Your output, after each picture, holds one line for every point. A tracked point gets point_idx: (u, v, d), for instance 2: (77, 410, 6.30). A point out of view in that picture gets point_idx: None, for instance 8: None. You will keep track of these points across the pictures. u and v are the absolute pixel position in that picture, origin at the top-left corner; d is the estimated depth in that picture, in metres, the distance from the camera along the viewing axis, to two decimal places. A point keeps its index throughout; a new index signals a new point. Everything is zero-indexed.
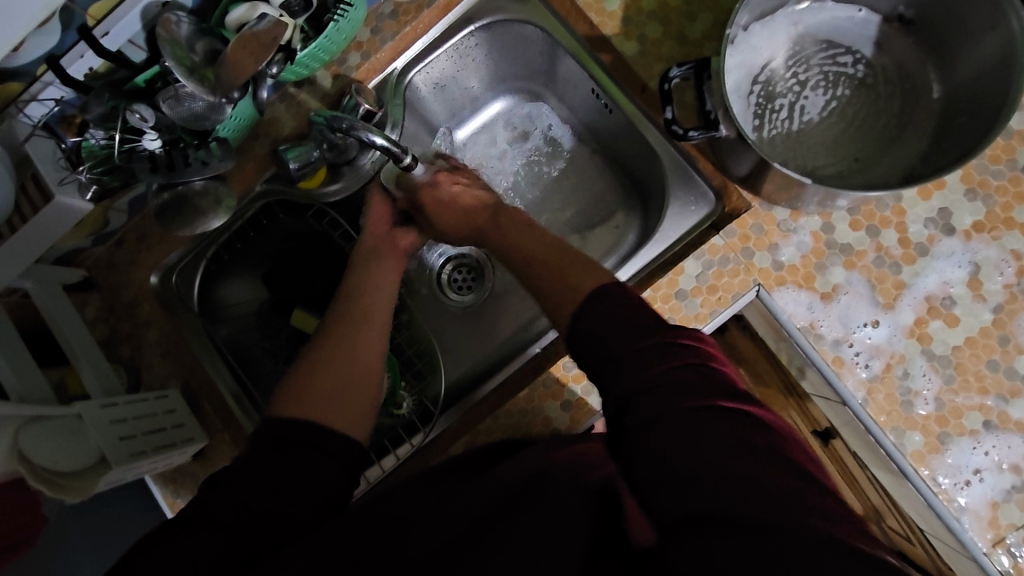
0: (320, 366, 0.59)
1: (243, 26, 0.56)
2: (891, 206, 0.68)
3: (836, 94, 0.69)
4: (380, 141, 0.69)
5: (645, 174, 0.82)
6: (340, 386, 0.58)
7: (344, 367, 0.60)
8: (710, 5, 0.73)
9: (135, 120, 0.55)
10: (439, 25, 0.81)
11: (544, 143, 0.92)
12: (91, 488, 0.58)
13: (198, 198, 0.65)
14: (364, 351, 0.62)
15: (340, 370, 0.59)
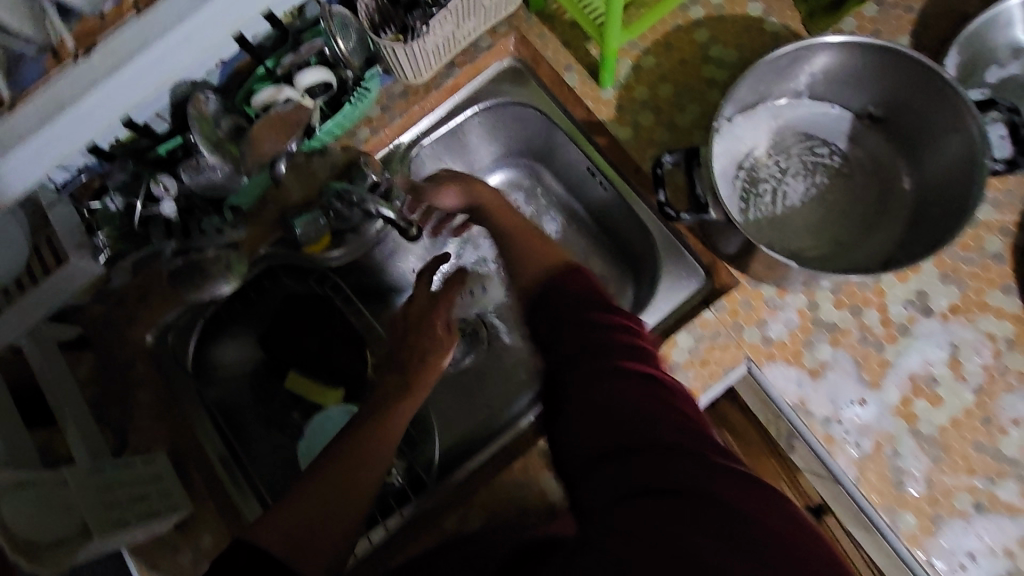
0: (328, 478, 0.56)
1: (268, 106, 0.61)
2: (872, 287, 0.71)
3: (815, 181, 0.74)
4: (388, 212, 0.75)
5: (638, 247, 0.86)
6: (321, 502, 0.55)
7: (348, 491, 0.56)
8: (696, 97, 0.79)
9: (159, 190, 0.58)
10: (445, 105, 0.86)
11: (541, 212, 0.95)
12: (71, 559, 0.54)
13: (209, 265, 0.63)
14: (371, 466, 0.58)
15: (342, 489, 0.56)
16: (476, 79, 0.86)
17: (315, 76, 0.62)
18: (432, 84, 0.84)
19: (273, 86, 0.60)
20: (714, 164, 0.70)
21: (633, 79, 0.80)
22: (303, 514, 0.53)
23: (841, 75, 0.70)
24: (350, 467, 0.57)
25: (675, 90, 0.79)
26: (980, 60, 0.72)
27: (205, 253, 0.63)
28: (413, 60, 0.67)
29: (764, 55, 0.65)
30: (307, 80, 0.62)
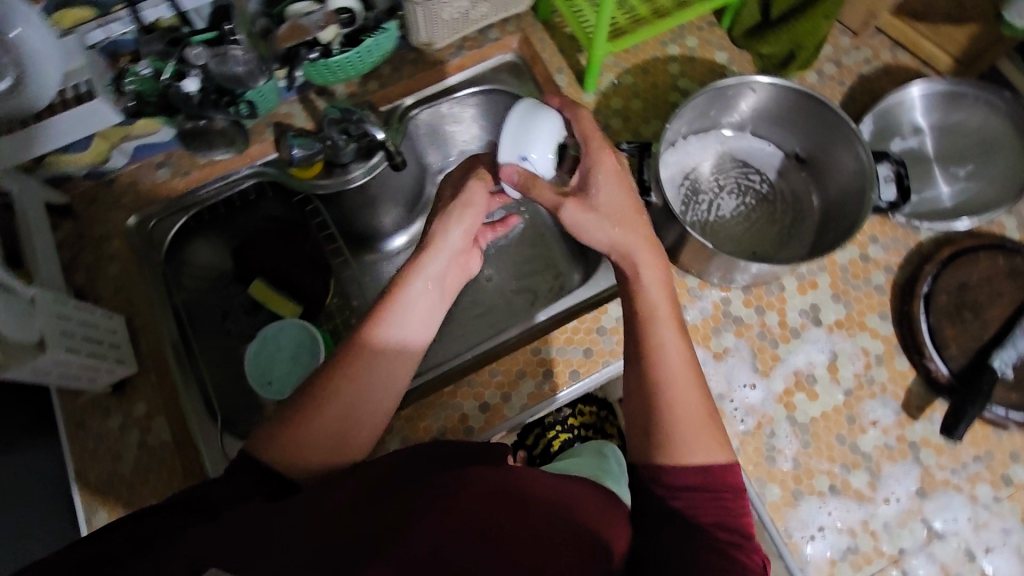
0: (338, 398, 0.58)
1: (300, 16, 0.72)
2: (776, 294, 0.83)
3: (744, 201, 0.87)
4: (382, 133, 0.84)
5: None
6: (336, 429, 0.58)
7: (349, 420, 0.58)
8: (661, 115, 0.93)
9: (191, 55, 0.68)
10: (448, 81, 0.97)
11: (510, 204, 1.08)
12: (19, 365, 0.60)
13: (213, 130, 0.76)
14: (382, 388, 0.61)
15: (349, 422, 0.58)
16: (479, 65, 0.98)
17: (342, 2, 0.75)
18: (441, 58, 0.96)
19: (312, 2, 0.74)
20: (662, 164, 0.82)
21: (611, 91, 0.94)
22: (318, 436, 0.56)
23: (775, 116, 0.85)
24: (350, 404, 0.58)
25: (645, 106, 0.93)
26: (886, 130, 0.88)
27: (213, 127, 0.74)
28: (429, 19, 0.80)
29: (714, 82, 0.79)
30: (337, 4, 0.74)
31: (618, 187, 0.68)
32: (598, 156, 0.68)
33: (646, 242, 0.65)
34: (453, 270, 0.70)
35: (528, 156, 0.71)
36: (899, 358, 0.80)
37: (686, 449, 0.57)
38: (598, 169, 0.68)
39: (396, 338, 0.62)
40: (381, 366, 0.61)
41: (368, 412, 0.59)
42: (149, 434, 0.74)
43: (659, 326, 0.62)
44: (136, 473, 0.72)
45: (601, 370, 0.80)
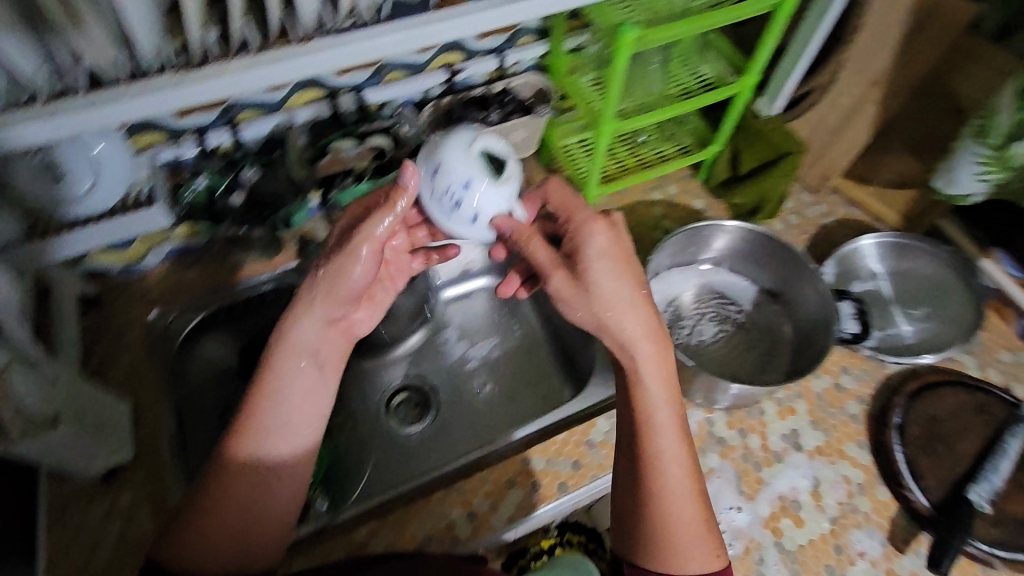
0: (212, 539, 0.57)
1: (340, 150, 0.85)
2: (757, 417, 0.87)
3: (724, 328, 0.95)
4: None
5: (580, 353, 1.04)
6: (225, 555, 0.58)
7: (249, 527, 0.59)
8: (646, 249, 1.04)
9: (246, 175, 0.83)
10: None
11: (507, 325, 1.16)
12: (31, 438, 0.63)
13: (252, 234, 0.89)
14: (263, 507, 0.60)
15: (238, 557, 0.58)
16: None
17: (378, 142, 0.89)
18: None
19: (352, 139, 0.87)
20: None
21: None
22: (213, 556, 0.57)
23: (748, 256, 0.96)
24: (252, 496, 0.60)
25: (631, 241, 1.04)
26: (848, 273, 0.98)
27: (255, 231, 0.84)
28: None
29: (690, 224, 0.91)
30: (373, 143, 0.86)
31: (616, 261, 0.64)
32: (586, 230, 0.65)
33: (646, 338, 0.63)
34: (338, 340, 0.66)
35: (483, 213, 0.65)
36: (880, 487, 0.82)
37: (679, 561, 0.61)
38: (587, 246, 0.65)
39: (266, 442, 0.61)
40: (255, 483, 0.60)
41: (271, 503, 0.60)
42: (132, 523, 0.75)
43: (663, 435, 0.63)
44: (111, 562, 0.72)
45: (589, 483, 0.81)
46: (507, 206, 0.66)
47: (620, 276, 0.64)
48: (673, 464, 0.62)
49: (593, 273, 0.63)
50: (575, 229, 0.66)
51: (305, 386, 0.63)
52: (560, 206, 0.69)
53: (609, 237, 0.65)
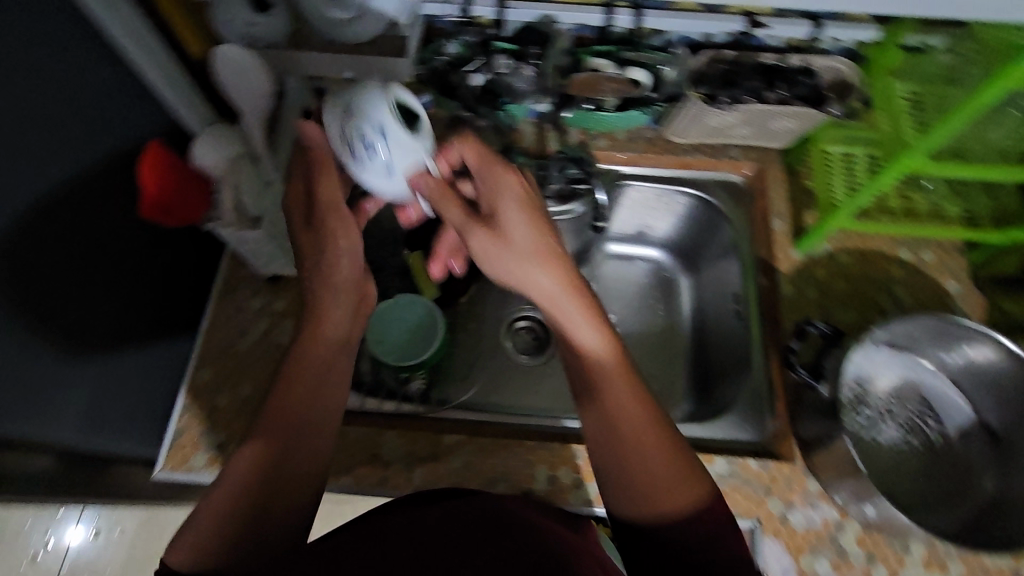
0: (258, 453, 0.57)
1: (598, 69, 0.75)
2: (897, 550, 0.73)
3: (907, 438, 0.80)
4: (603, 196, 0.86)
5: (723, 378, 0.95)
6: (272, 485, 0.56)
7: (295, 439, 0.59)
8: (861, 307, 0.87)
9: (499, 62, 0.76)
10: (668, 172, 0.99)
11: (658, 309, 1.09)
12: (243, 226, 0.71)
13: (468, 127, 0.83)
14: (308, 410, 0.61)
15: (283, 470, 0.57)
16: (705, 172, 0.98)
17: (637, 75, 0.76)
18: (674, 151, 0.97)
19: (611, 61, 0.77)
20: (849, 361, 0.76)
21: (823, 261, 0.89)
22: (249, 471, 0.56)
23: (989, 380, 0.76)
24: (303, 390, 0.61)
25: (847, 293, 0.87)
26: None
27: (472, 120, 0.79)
28: (694, 117, 0.81)
29: (946, 314, 0.73)
30: (635, 75, 0.76)
31: (515, 200, 0.62)
32: (497, 179, 0.63)
33: (566, 289, 0.60)
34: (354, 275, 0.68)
35: (398, 166, 0.61)
36: None
37: None
38: (501, 192, 0.62)
39: (321, 347, 0.64)
40: (310, 380, 0.62)
41: (319, 401, 0.62)
42: (272, 332, 0.89)
43: (692, 478, 0.56)
44: (248, 353, 0.87)
45: None
46: (422, 159, 0.62)
47: (542, 249, 0.61)
48: (705, 498, 0.56)
49: (505, 219, 0.61)
50: (488, 182, 0.63)
51: (343, 304, 0.66)
52: (482, 167, 0.64)
53: (481, 153, 0.64)
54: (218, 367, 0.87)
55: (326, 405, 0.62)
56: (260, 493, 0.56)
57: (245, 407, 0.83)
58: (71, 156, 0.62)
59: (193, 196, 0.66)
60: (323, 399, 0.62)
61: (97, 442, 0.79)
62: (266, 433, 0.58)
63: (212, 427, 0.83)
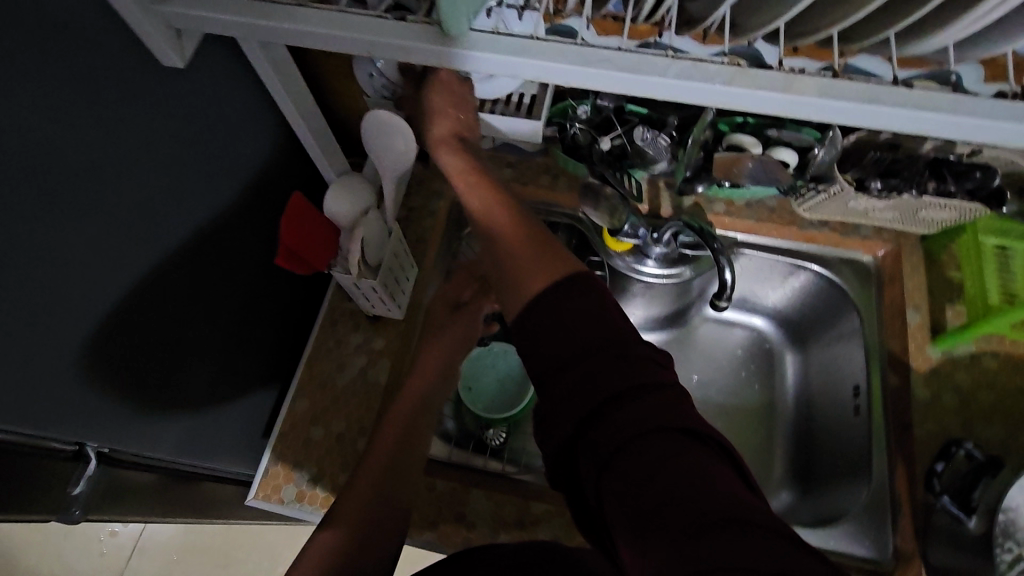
0: (358, 490, 0.63)
1: (742, 147, 0.72)
2: None
3: None
4: (727, 276, 0.78)
5: (832, 474, 0.87)
6: (364, 520, 0.61)
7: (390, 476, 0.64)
8: (1008, 422, 0.77)
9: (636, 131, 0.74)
10: (790, 244, 0.93)
11: (754, 382, 1.02)
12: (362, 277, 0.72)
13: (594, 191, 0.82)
14: (404, 454, 0.66)
15: (374, 503, 0.63)
16: (830, 248, 0.91)
17: (786, 155, 0.72)
18: (798, 222, 0.91)
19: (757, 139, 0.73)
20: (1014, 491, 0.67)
21: (965, 363, 0.80)
22: (355, 505, 0.62)
23: None
24: (402, 437, 0.67)
25: (992, 404, 0.78)
26: None
27: (604, 192, 0.81)
28: (832, 200, 0.77)
29: None
30: (782, 155, 0.72)
31: (440, 89, 0.64)
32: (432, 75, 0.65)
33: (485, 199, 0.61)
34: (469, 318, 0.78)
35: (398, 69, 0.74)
36: None
37: None
38: (464, 129, 0.66)
39: (421, 398, 0.71)
40: (404, 425, 0.68)
41: (416, 449, 0.68)
42: (369, 371, 0.88)
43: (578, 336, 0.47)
44: (343, 388, 0.87)
45: None
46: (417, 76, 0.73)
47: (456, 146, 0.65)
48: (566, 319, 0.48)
49: (444, 129, 0.64)
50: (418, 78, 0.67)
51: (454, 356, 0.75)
52: (453, 97, 0.65)
53: (450, 89, 0.64)
54: (313, 395, 0.87)
55: (412, 455, 0.67)
56: (357, 527, 0.61)
57: (334, 449, 0.83)
58: (215, 202, 0.66)
59: (320, 244, 0.70)
60: (414, 446, 0.67)
61: (196, 463, 0.81)
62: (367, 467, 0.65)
63: (301, 462, 0.83)
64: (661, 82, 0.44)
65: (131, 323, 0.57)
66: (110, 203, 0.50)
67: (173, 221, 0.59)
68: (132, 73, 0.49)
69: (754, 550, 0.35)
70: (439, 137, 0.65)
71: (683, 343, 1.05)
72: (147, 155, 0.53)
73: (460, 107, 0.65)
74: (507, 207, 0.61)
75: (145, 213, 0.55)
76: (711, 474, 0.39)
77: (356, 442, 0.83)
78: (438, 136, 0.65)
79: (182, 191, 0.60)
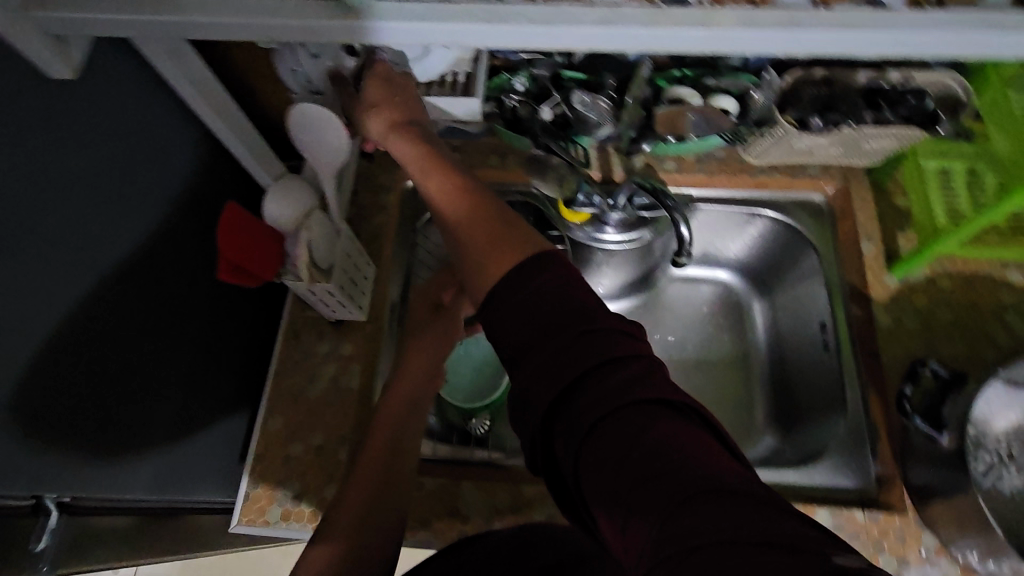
0: (353, 498, 0.62)
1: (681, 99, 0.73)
2: None
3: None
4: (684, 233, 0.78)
5: (810, 411, 0.88)
6: (364, 524, 0.60)
7: (387, 484, 0.63)
8: (967, 337, 0.80)
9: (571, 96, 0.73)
10: (744, 193, 0.93)
11: (727, 334, 1.03)
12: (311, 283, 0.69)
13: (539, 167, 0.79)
14: (400, 458, 0.66)
15: (371, 508, 0.61)
16: (783, 192, 0.92)
17: (726, 103, 0.73)
18: (749, 171, 0.91)
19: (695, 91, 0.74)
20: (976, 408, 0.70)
21: (920, 286, 0.82)
22: (352, 511, 0.61)
23: None
24: (398, 442, 0.66)
25: (951, 322, 0.81)
26: None
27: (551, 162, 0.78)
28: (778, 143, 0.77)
29: None
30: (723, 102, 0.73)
31: (375, 81, 0.62)
32: (375, 66, 0.62)
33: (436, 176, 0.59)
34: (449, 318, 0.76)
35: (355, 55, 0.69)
36: None
37: None
38: (412, 115, 0.62)
39: (414, 398, 0.70)
40: (401, 427, 0.67)
41: (408, 449, 0.67)
42: (341, 377, 0.84)
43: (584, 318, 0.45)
44: (317, 400, 0.83)
45: None
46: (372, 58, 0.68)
47: (406, 128, 0.61)
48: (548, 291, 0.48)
49: (387, 113, 0.61)
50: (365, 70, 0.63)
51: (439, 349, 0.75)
52: (389, 85, 0.62)
53: (385, 76, 0.62)
54: (286, 411, 0.83)
55: (403, 469, 0.65)
56: (356, 534, 0.59)
57: (317, 465, 0.79)
58: (141, 222, 0.62)
59: (265, 251, 0.65)
60: (408, 439, 0.67)
61: (168, 498, 0.78)
62: (363, 473, 0.64)
63: (283, 479, 0.79)
64: (582, 33, 0.43)
65: (64, 360, 0.53)
66: (17, 234, 0.47)
67: (99, 247, 0.56)
68: (18, 90, 0.45)
69: (743, 516, 0.33)
70: (383, 118, 0.61)
71: (654, 306, 1.05)
72: (60, 183, 0.50)
73: (402, 94, 0.63)
74: (466, 191, 0.58)
75: (60, 241, 0.51)
76: (699, 445, 0.39)
77: (338, 453, 0.79)
78: (381, 122, 0.61)
79: (106, 216, 0.57)
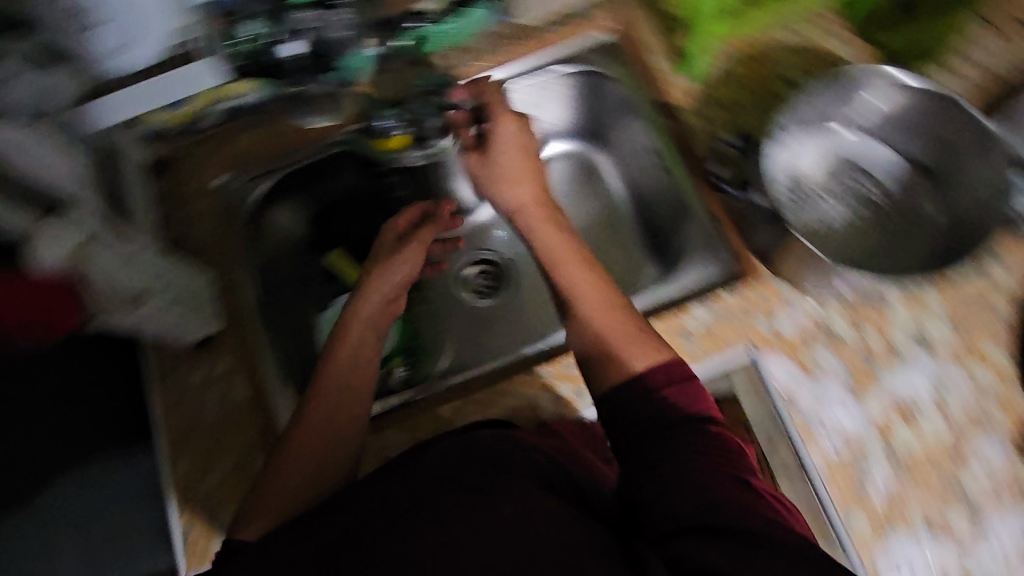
0: (298, 457, 0.63)
1: None
2: (879, 308, 0.77)
3: (852, 207, 0.83)
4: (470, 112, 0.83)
5: (671, 229, 0.93)
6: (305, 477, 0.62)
7: (326, 438, 0.64)
8: (764, 105, 0.86)
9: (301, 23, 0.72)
10: (539, 55, 0.92)
11: (586, 195, 1.05)
12: None
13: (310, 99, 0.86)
14: (340, 415, 0.66)
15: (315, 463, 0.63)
16: (572, 40, 0.92)
17: None
18: (531, 34, 0.92)
19: None
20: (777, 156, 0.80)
21: (711, 77, 0.87)
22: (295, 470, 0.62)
23: (901, 121, 0.79)
24: (340, 398, 0.66)
25: (747, 97, 0.86)
26: None
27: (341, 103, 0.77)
28: None
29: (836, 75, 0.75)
30: None
31: (511, 146, 0.77)
32: (499, 122, 0.78)
33: (514, 178, 0.75)
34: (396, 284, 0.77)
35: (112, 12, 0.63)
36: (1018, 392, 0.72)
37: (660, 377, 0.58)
38: (498, 133, 0.78)
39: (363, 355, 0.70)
40: (342, 384, 0.67)
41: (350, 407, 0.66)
42: (229, 393, 0.76)
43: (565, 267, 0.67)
44: (216, 427, 0.75)
45: None
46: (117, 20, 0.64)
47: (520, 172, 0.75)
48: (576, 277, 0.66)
49: (495, 151, 0.77)
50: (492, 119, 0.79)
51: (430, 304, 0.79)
52: (510, 138, 0.77)
53: (518, 127, 0.78)
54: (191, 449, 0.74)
55: (346, 417, 0.66)
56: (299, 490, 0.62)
57: (235, 482, 0.72)
58: None
59: (60, 308, 0.63)
60: (347, 410, 0.66)
61: None
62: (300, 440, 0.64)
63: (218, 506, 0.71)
64: None
65: None
66: None
67: None
68: None
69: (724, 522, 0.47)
70: (500, 133, 0.78)
71: None
72: None
73: (513, 146, 0.77)
74: (545, 204, 0.73)
75: None
76: (716, 453, 0.52)
77: (254, 463, 0.73)
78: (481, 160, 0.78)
79: None
